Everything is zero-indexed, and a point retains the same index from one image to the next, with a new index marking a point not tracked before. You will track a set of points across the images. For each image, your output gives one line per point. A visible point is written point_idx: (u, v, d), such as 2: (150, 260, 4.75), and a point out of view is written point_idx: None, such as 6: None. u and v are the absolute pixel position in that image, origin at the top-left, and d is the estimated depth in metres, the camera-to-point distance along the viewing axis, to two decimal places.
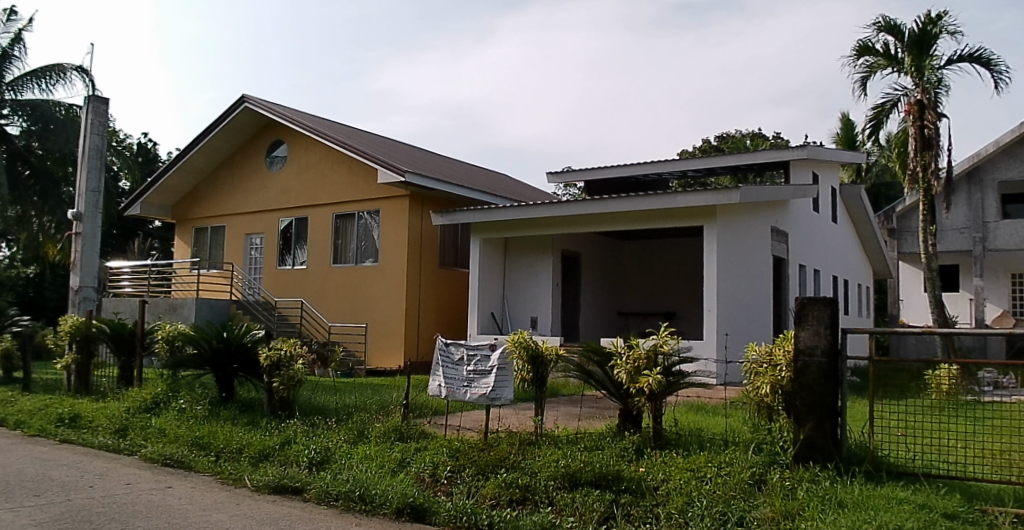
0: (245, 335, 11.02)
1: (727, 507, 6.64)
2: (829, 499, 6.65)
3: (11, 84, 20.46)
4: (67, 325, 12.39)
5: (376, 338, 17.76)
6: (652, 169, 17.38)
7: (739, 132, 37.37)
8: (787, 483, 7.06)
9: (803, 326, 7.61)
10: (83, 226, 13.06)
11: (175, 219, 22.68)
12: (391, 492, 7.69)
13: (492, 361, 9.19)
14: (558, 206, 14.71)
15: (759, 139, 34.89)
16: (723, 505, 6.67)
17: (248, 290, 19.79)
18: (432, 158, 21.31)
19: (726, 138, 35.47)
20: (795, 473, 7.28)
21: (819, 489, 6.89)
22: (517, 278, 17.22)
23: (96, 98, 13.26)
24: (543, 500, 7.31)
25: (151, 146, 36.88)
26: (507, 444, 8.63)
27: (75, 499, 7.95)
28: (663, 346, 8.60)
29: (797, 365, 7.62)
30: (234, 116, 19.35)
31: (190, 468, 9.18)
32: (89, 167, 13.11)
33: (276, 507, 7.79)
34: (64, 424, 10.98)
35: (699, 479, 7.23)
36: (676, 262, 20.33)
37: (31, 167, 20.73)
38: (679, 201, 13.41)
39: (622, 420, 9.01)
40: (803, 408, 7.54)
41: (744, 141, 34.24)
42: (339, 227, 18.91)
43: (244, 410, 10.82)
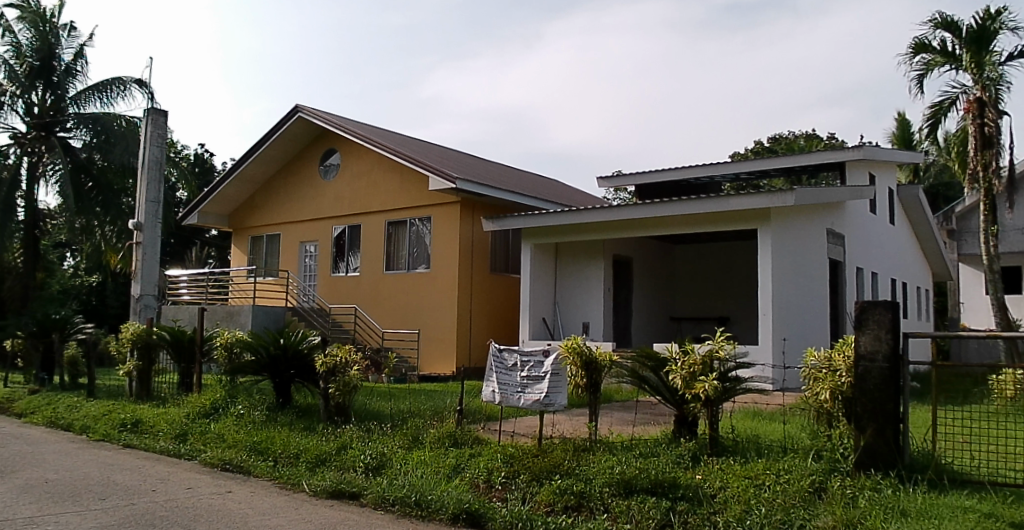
0: (301, 342, 11.16)
1: (786, 516, 6.49)
2: (891, 507, 6.46)
3: (75, 99, 21.18)
4: (128, 333, 12.68)
5: (429, 344, 17.85)
6: (704, 173, 17.15)
7: (791, 133, 36.79)
8: (847, 491, 6.87)
9: (863, 331, 7.44)
10: (143, 236, 13.35)
11: (232, 228, 23.10)
12: (447, 497, 7.70)
13: (546, 367, 9.15)
14: (608, 211, 14.59)
15: (812, 139, 34.28)
16: (783, 513, 6.52)
17: (304, 297, 20.10)
18: (483, 164, 21.39)
19: (779, 139, 34.93)
20: (856, 481, 7.08)
21: (881, 497, 6.70)
22: (568, 282, 17.17)
23: (155, 110, 13.55)
24: (599, 507, 7.24)
25: (206, 156, 37.77)
26: (561, 451, 8.57)
27: (138, 503, 8.11)
28: (719, 351, 8.47)
29: (857, 371, 7.45)
30: (288, 125, 19.65)
31: (249, 473, 9.32)
32: (149, 178, 13.43)
33: (334, 512, 7.86)
34: (126, 429, 11.25)
35: (758, 487, 7.09)
36: (728, 266, 20.06)
37: (93, 179, 21.10)
38: (733, 203, 13.19)
39: (678, 427, 8.91)
40: (863, 414, 7.36)
41: (798, 142, 33.67)
42: (391, 234, 19.07)
43: (301, 416, 10.92)
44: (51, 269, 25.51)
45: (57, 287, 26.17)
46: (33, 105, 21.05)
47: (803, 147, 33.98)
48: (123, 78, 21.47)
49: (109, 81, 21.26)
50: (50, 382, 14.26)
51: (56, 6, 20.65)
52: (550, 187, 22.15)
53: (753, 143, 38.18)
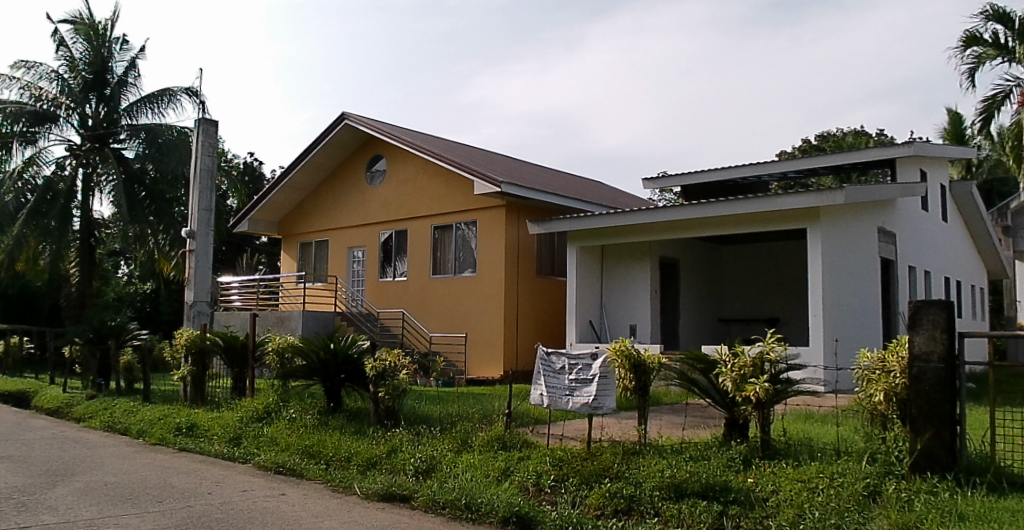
0: (351, 347, 11.31)
1: (841, 520, 6.40)
2: (949, 511, 6.29)
3: (128, 111, 21.71)
4: (182, 339, 12.91)
5: (476, 348, 17.92)
6: (751, 173, 16.95)
7: (840, 131, 36.16)
8: (903, 495, 6.73)
9: (918, 331, 7.28)
10: (196, 244, 13.60)
11: (282, 235, 23.45)
12: (498, 500, 7.72)
13: (594, 370, 9.16)
14: (654, 212, 14.50)
15: (861, 136, 33.66)
16: (837, 517, 6.42)
17: (352, 302, 20.34)
18: (529, 167, 21.39)
19: (827, 137, 34.41)
20: (912, 484, 6.93)
21: (938, 501, 6.54)
22: (614, 285, 17.11)
23: (206, 120, 13.81)
24: (649, 511, 7.19)
25: (256, 165, 38.49)
26: (611, 454, 8.53)
27: (194, 506, 8.28)
28: (770, 353, 8.36)
29: (912, 372, 7.29)
30: (335, 132, 19.92)
31: (302, 476, 9.47)
32: (201, 188, 13.71)
33: (385, 514, 7.94)
34: (181, 433, 11.48)
35: (811, 490, 6.99)
36: (775, 266, 19.78)
37: (146, 188, 21.56)
38: (782, 203, 13.01)
39: (728, 429, 8.84)
40: (919, 416, 7.20)
41: (847, 139, 33.09)
42: (438, 239, 19.20)
43: (352, 419, 11.03)
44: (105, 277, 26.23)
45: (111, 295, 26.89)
46: (88, 118, 21.62)
47: (852, 144, 33.36)
48: (173, 89, 21.96)
49: (160, 92, 21.77)
50: (106, 386, 14.62)
51: (108, 20, 21.23)
52: (595, 189, 22.07)
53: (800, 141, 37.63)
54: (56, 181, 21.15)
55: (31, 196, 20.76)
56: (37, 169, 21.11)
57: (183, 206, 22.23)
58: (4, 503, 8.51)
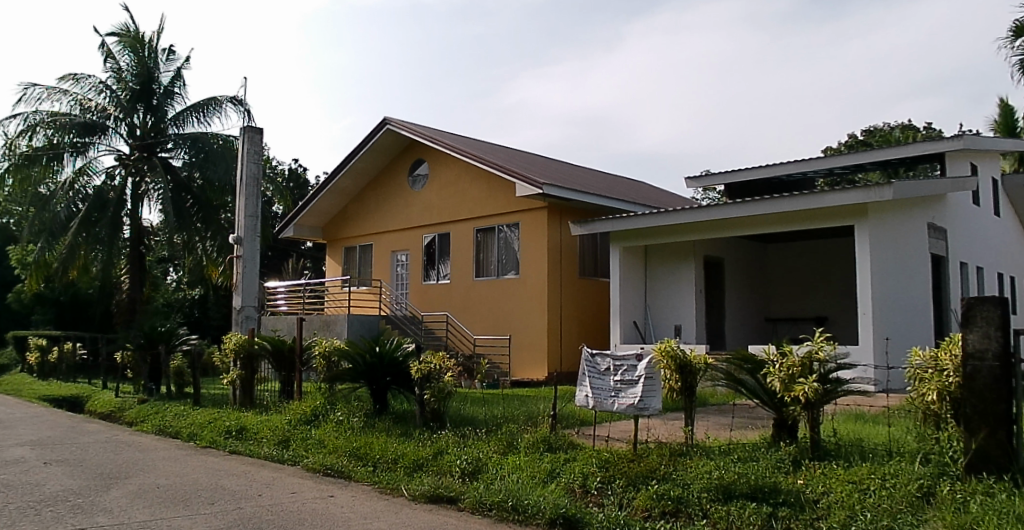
0: (396, 350, 11.40)
1: (894, 522, 6.29)
2: (1006, 512, 6.08)
3: (175, 121, 22.18)
4: (231, 343, 13.08)
5: (521, 350, 17.94)
6: (797, 170, 16.69)
7: (888, 125, 35.45)
8: (958, 496, 6.55)
9: (971, 329, 7.07)
10: (243, 250, 13.82)
11: (326, 240, 23.73)
12: (544, 501, 7.72)
13: (639, 372, 9.10)
14: (698, 212, 14.37)
15: (910, 130, 32.97)
16: (889, 519, 6.32)
17: (397, 305, 20.59)
18: (571, 169, 21.36)
19: (875, 132, 33.74)
20: (967, 485, 6.74)
21: (995, 502, 6.32)
22: (659, 285, 17.02)
23: (251, 129, 14.04)
24: (697, 513, 7.12)
25: (300, 171, 39.08)
26: (658, 456, 8.45)
27: (245, 507, 8.43)
28: (818, 352, 8.22)
29: (966, 370, 7.08)
30: (378, 137, 20.11)
31: (350, 478, 9.57)
32: (247, 194, 13.92)
33: (433, 516, 8.00)
34: (232, 436, 11.68)
35: (863, 492, 6.88)
36: (820, 264, 19.47)
37: (194, 197, 21.92)
38: (828, 200, 12.79)
39: (777, 430, 8.74)
40: (973, 416, 6.99)
41: (894, 133, 32.45)
42: (480, 241, 19.25)
43: (398, 422, 11.10)
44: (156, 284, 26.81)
45: (161, 302, 27.45)
46: (135, 128, 22.10)
47: (900, 138, 32.69)
48: (218, 98, 22.37)
49: (206, 102, 22.20)
50: (157, 391, 14.93)
51: (154, 31, 21.67)
52: (637, 189, 21.94)
53: (846, 136, 36.98)
54: (106, 190, 21.66)
55: (82, 205, 21.30)
56: (87, 179, 21.65)
57: (229, 212, 22.62)
58: (62, 504, 8.76)
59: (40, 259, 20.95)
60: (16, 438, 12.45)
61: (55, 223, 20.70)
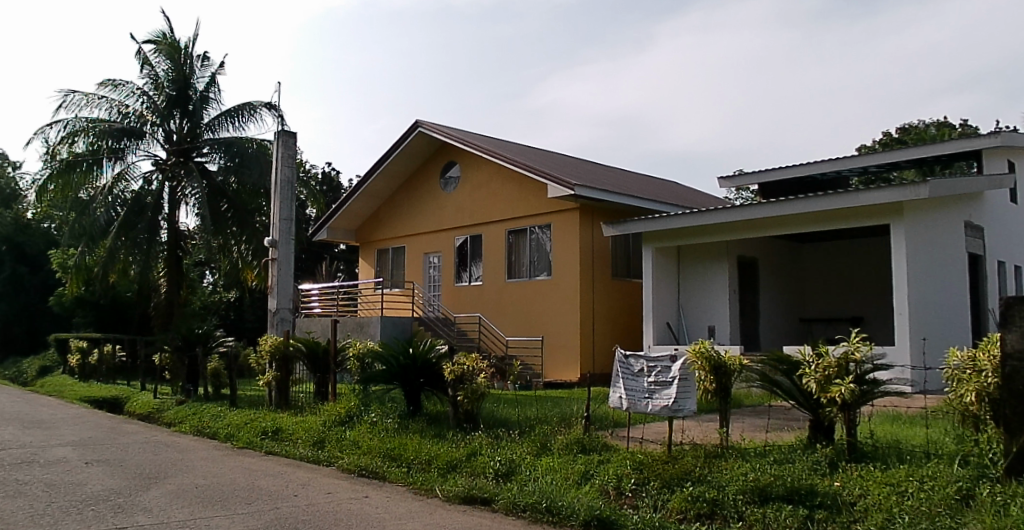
0: (429, 351, 11.44)
1: (931, 524, 6.22)
2: None
3: (210, 126, 22.47)
4: (267, 345, 13.21)
5: (554, 351, 17.95)
6: (831, 169, 16.51)
7: (924, 122, 34.98)
8: (998, 499, 6.43)
9: (1010, 329, 6.87)
10: (278, 253, 13.93)
11: (359, 242, 23.90)
12: (578, 503, 7.71)
13: (673, 373, 9.02)
14: (731, 212, 14.29)
15: (946, 127, 32.51)
16: (927, 521, 6.26)
17: (431, 307, 20.90)
18: (603, 170, 21.30)
19: (909, 130, 33.39)
20: (1007, 488, 6.60)
21: None
22: (692, 286, 16.97)
23: (285, 133, 14.17)
24: (733, 515, 7.09)
25: (333, 174, 39.44)
26: (692, 457, 8.41)
27: (282, 507, 8.53)
28: (855, 353, 8.08)
29: (1005, 370, 6.87)
30: (410, 140, 20.22)
31: (384, 479, 9.63)
32: (281, 198, 14.04)
33: (467, 517, 8.03)
34: (268, 436, 11.81)
35: (901, 494, 6.82)
36: (852, 262, 19.25)
37: (229, 201, 22.17)
38: (863, 199, 12.66)
39: (813, 432, 8.67)
40: (1013, 418, 6.80)
41: (930, 130, 32.03)
42: (513, 243, 19.28)
43: (431, 423, 11.16)
44: (193, 286, 27.19)
45: (197, 303, 27.81)
46: (172, 133, 22.50)
47: (936, 135, 32.23)
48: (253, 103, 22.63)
49: (240, 106, 22.42)
50: (195, 392, 15.14)
51: (190, 38, 21.94)
52: (669, 189, 21.84)
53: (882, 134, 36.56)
54: (144, 195, 22.02)
55: (121, 209, 21.64)
56: (126, 184, 22.00)
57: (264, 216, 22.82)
58: (103, 504, 8.90)
59: (80, 263, 21.35)
60: (58, 439, 12.70)
61: (94, 228, 21.02)
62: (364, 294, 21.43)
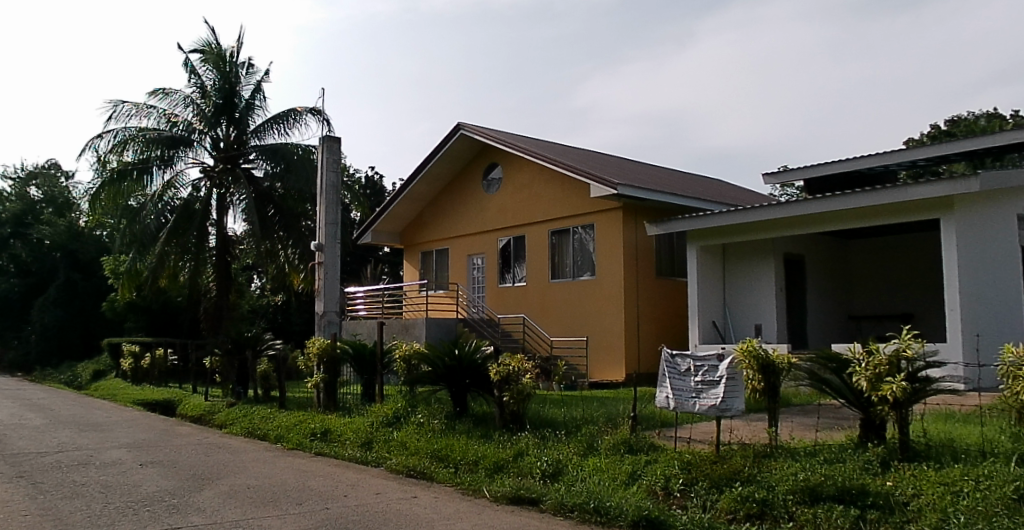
0: (475, 352, 11.50)
1: (988, 524, 6.11)
2: None
3: (256, 132, 22.89)
4: (315, 347, 13.43)
5: (599, 351, 17.94)
6: (878, 163, 16.24)
7: (974, 115, 34.25)
8: None
9: None
10: (324, 257, 14.12)
11: (403, 245, 24.09)
12: (626, 504, 7.71)
13: (720, 372, 8.98)
14: (777, 209, 14.12)
15: (997, 119, 31.82)
16: (983, 521, 6.14)
17: (474, 308, 20.95)
18: (645, 169, 21.21)
19: (959, 122, 32.74)
20: None
21: None
22: (738, 284, 16.85)
23: (329, 138, 14.38)
24: (783, 515, 7.04)
25: (376, 178, 39.90)
26: (741, 457, 8.32)
27: (332, 508, 8.65)
28: (906, 350, 7.95)
29: None
30: (451, 142, 20.37)
31: (432, 479, 9.73)
32: (327, 202, 14.23)
33: (515, 517, 8.08)
34: (317, 438, 12.00)
35: (956, 494, 6.70)
36: (899, 258, 18.90)
37: (276, 207, 22.50)
38: (911, 193, 12.46)
39: (864, 431, 8.54)
40: None
41: (980, 123, 31.35)
42: (555, 243, 19.30)
43: (478, 424, 11.22)
44: (242, 291, 27.66)
45: (245, 307, 28.34)
46: (219, 140, 22.85)
47: (987, 127, 31.54)
48: (298, 109, 22.88)
49: (285, 113, 22.74)
50: (245, 394, 15.43)
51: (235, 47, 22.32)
52: (713, 187, 21.66)
53: (931, 127, 35.88)
54: (192, 202, 22.44)
55: (170, 216, 21.99)
56: (175, 191, 22.41)
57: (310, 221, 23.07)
58: (158, 504, 9.13)
59: (131, 267, 21.86)
60: (113, 441, 13.04)
61: (145, 235, 21.42)
62: (409, 296, 21.62)
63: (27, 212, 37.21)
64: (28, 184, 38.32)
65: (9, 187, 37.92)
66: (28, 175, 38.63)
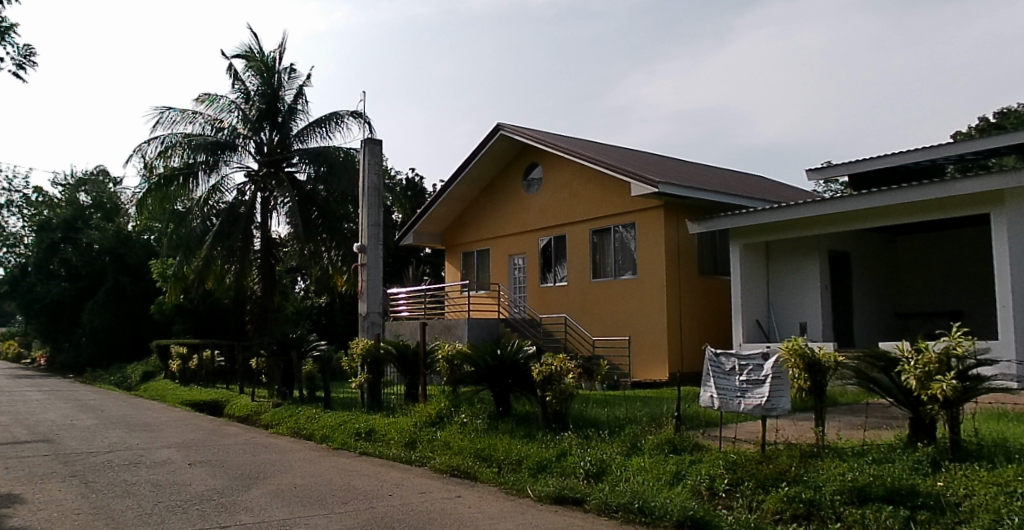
0: (517, 352, 11.51)
1: None
2: None
3: (299, 135, 23.15)
4: (359, 348, 13.64)
5: (641, 351, 17.88)
6: (925, 157, 15.93)
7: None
8: None
9: None
10: (366, 258, 14.29)
11: (445, 246, 24.23)
12: (671, 504, 7.68)
13: (766, 371, 8.89)
14: (822, 205, 13.93)
15: None
16: None
17: (515, 308, 21.01)
18: (687, 167, 21.07)
19: (1011, 114, 31.96)
20: None
21: None
22: (782, 282, 16.70)
23: (370, 141, 14.57)
24: (830, 516, 6.96)
25: (416, 180, 40.20)
26: (787, 457, 8.21)
27: (377, 507, 8.75)
28: (956, 348, 7.79)
29: None
30: (491, 143, 20.44)
31: (476, 479, 9.79)
32: (369, 204, 14.41)
33: (559, 517, 8.10)
34: (362, 437, 12.15)
35: (1010, 495, 6.56)
36: (947, 254, 18.50)
37: (319, 209, 22.82)
38: (960, 188, 12.20)
39: (914, 431, 8.38)
40: None
41: None
42: (597, 243, 19.27)
43: (521, 424, 11.25)
44: (287, 292, 28.06)
45: (290, 309, 28.78)
46: (263, 145, 23.21)
47: None
48: (340, 112, 23.13)
49: (327, 116, 23.02)
50: (290, 395, 15.67)
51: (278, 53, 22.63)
52: (756, 184, 21.43)
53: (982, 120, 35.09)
54: (237, 205, 22.85)
55: (215, 220, 22.71)
56: (220, 195, 22.88)
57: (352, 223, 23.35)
58: (207, 504, 9.31)
59: (178, 272, 22.46)
60: (162, 441, 13.34)
61: (191, 238, 22.11)
62: (452, 297, 21.74)
63: (78, 217, 37.92)
64: (78, 190, 39.24)
65: (60, 193, 38.78)
66: (77, 182, 39.59)
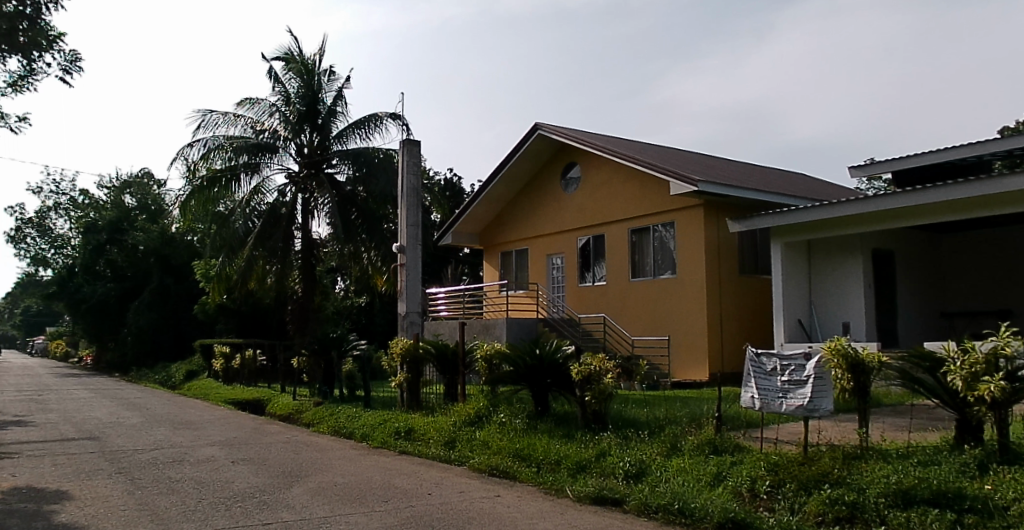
0: (556, 351, 11.53)
1: None
2: None
3: (338, 137, 23.41)
4: (398, 347, 13.75)
5: (681, 350, 17.78)
6: (971, 154, 15.60)
7: None
8: None
9: None
10: (406, 258, 14.42)
11: (482, 246, 24.33)
12: (711, 505, 7.63)
13: (808, 372, 8.72)
14: (866, 203, 13.76)
15: None
16: None
17: (553, 307, 21.03)
18: (727, 165, 20.90)
19: None
20: None
21: None
22: (823, 281, 16.50)
23: (409, 141, 14.64)
24: (874, 519, 6.85)
25: (453, 180, 40.40)
26: (830, 458, 8.11)
27: (416, 506, 8.81)
28: (1005, 348, 7.55)
29: None
30: (529, 142, 20.48)
31: (515, 479, 9.82)
32: (408, 205, 14.52)
33: (598, 517, 8.10)
34: (401, 436, 12.26)
35: None
36: (994, 253, 18.10)
37: (358, 210, 23.01)
38: (1008, 184, 11.93)
39: (960, 432, 8.24)
40: None
41: None
42: (635, 242, 19.20)
43: (560, 423, 11.26)
44: (327, 292, 28.41)
45: (330, 308, 29.12)
46: (303, 146, 23.51)
47: None
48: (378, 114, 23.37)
49: (366, 118, 23.26)
50: (331, 394, 15.84)
51: (318, 56, 22.90)
52: (796, 182, 21.19)
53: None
54: (278, 207, 23.19)
55: (257, 221, 22.90)
56: (262, 196, 23.19)
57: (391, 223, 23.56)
58: (249, 501, 9.46)
59: (221, 272, 22.67)
60: (206, 439, 13.58)
61: (234, 238, 22.29)
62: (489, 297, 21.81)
63: (123, 219, 38.68)
64: (122, 192, 40.10)
65: (106, 195, 39.64)
66: (123, 185, 40.44)
